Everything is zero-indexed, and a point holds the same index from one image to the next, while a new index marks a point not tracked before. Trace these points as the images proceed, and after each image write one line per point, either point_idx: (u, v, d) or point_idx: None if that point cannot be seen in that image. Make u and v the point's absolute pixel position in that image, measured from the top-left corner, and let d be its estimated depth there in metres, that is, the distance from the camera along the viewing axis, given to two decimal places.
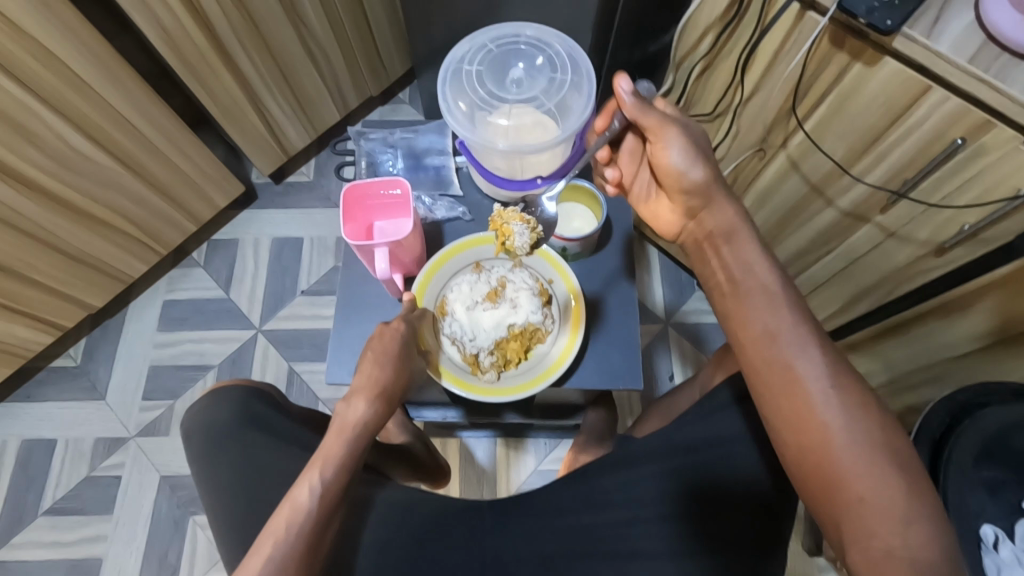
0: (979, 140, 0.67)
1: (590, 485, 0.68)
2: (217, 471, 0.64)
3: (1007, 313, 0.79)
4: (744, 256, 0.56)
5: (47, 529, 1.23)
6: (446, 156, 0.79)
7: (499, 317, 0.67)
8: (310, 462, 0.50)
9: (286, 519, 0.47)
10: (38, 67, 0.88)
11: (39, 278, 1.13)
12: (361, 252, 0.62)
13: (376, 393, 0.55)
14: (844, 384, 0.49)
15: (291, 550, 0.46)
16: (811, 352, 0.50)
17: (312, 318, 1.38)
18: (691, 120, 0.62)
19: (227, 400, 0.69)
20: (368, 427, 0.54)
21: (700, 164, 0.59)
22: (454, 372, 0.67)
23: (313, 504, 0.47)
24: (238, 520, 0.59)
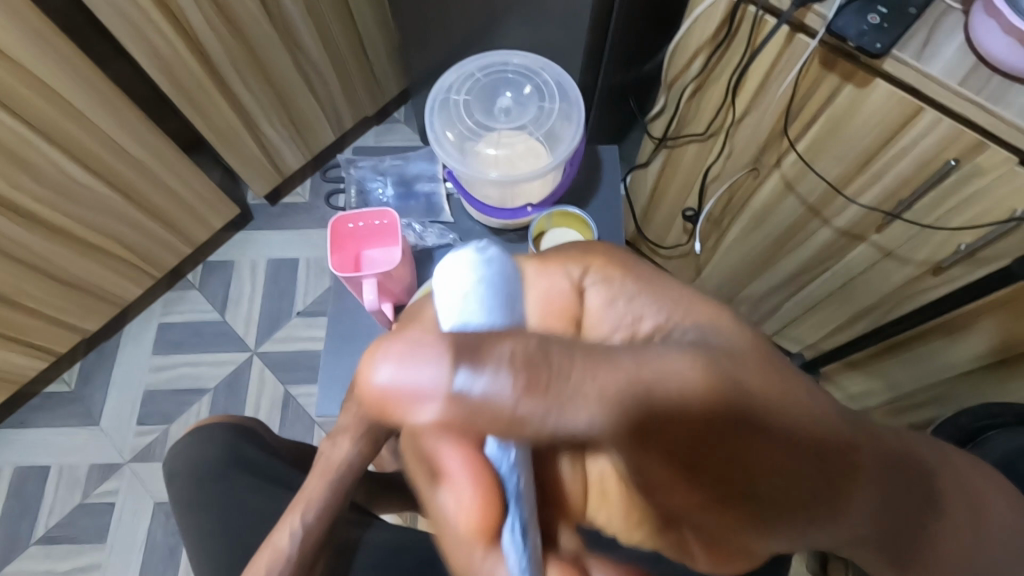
0: (973, 161, 0.66)
1: None
2: (199, 513, 0.62)
3: (1009, 333, 0.80)
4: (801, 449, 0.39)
5: (40, 558, 1.21)
6: (436, 182, 0.77)
7: None
8: (293, 503, 0.51)
9: (267, 563, 0.49)
10: (33, 97, 0.88)
11: (33, 304, 1.12)
12: (349, 284, 0.62)
13: (361, 435, 0.52)
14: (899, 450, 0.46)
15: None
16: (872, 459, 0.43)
17: (308, 339, 1.37)
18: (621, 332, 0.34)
19: (212, 438, 0.69)
20: (354, 467, 0.53)
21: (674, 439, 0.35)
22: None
23: (292, 548, 0.50)
24: (222, 564, 0.57)
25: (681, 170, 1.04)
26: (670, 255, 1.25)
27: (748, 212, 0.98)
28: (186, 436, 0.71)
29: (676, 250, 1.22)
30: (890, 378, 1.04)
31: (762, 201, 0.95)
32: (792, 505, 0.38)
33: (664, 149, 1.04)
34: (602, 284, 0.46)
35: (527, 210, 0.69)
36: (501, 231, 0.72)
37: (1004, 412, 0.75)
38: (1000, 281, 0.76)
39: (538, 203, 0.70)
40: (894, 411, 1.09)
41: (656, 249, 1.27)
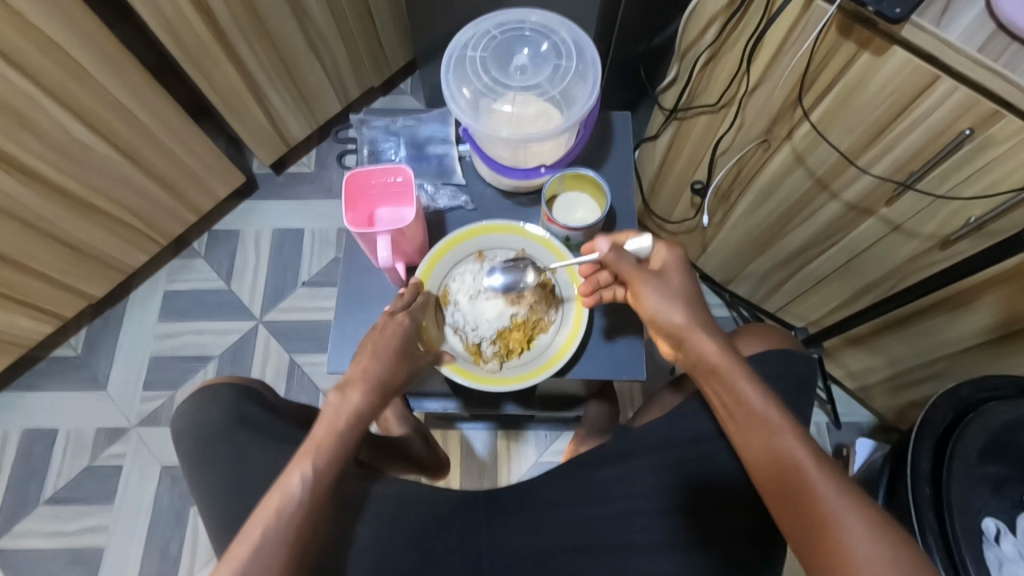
0: (987, 132, 0.66)
1: (591, 477, 0.67)
2: (205, 474, 0.63)
3: (1010, 309, 0.81)
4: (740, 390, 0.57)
5: (48, 519, 1.22)
6: (450, 144, 0.76)
7: (502, 307, 0.68)
8: (302, 451, 0.51)
9: (276, 506, 0.48)
10: (37, 55, 0.87)
11: (39, 267, 1.12)
12: (363, 240, 0.62)
13: (369, 388, 0.55)
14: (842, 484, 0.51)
15: (283, 537, 0.47)
16: (834, 485, 0.51)
17: (312, 309, 1.38)
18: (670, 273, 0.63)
19: (214, 402, 0.69)
20: (362, 418, 0.54)
21: (678, 307, 0.61)
22: (456, 361, 0.66)
23: (303, 493, 0.49)
24: (229, 514, 0.59)
25: (691, 142, 1.03)
26: (676, 231, 1.26)
27: (756, 185, 0.99)
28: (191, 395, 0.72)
29: (682, 225, 1.22)
30: (890, 354, 1.05)
31: (769, 175, 0.95)
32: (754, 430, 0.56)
33: (674, 121, 1.04)
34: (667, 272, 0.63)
35: (541, 170, 0.70)
36: (513, 194, 0.75)
37: (1005, 384, 0.76)
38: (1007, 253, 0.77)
39: (552, 164, 0.70)
40: (894, 388, 1.11)
41: (662, 224, 1.28)
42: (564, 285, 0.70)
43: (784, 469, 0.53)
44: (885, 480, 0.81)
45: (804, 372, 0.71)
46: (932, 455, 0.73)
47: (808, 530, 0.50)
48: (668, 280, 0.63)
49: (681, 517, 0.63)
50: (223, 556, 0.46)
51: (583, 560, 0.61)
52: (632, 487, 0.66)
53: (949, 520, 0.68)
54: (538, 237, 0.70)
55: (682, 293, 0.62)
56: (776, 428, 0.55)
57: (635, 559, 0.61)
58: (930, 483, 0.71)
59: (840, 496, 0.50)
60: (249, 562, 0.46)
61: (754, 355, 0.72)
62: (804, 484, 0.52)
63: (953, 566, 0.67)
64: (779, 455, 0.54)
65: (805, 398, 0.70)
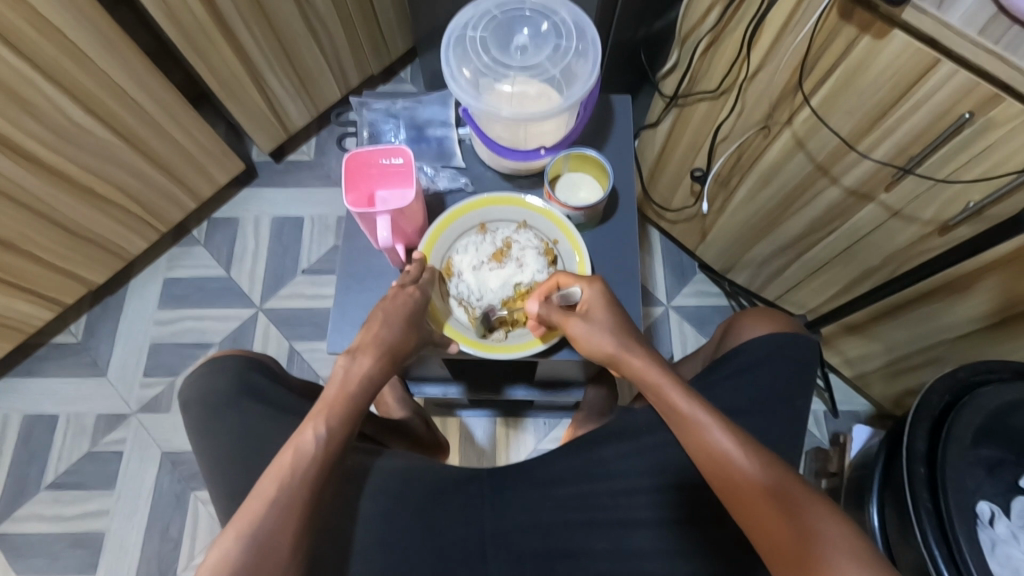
0: (987, 115, 0.67)
1: (590, 456, 0.70)
2: (218, 441, 0.64)
3: (1009, 293, 0.81)
4: (680, 406, 0.55)
5: (49, 503, 1.23)
6: (449, 127, 0.77)
7: (506, 276, 0.67)
8: (314, 410, 0.51)
9: (290, 462, 0.47)
10: (37, 37, 0.87)
11: (39, 252, 1.12)
12: (363, 220, 0.62)
13: (380, 353, 0.56)
14: (789, 485, 0.49)
15: (298, 493, 0.46)
16: (783, 488, 0.49)
17: (312, 296, 1.38)
18: (597, 302, 0.61)
19: (225, 371, 0.69)
20: (373, 381, 0.55)
21: (609, 335, 0.60)
22: (460, 330, 0.66)
23: (319, 449, 0.48)
24: (234, 483, 0.60)
25: (691, 128, 1.03)
26: (676, 219, 1.26)
27: (756, 172, 0.99)
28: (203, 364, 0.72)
29: (682, 213, 1.23)
30: (888, 341, 1.06)
31: (770, 161, 0.95)
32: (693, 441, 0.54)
33: (675, 107, 1.04)
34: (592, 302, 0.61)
35: (541, 152, 0.69)
36: (512, 175, 0.75)
37: (1002, 367, 0.76)
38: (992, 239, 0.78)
39: (552, 146, 0.70)
40: (892, 375, 1.12)
41: (662, 213, 1.28)
42: (566, 257, 0.69)
43: (740, 486, 0.50)
44: (881, 464, 0.82)
45: (804, 352, 0.71)
46: (928, 437, 0.73)
47: (773, 545, 0.47)
48: (593, 310, 0.61)
49: (681, 495, 0.64)
50: (237, 514, 0.45)
51: (584, 534, 0.63)
52: (633, 465, 0.67)
53: (944, 501, 0.69)
54: (539, 208, 0.70)
55: (608, 320, 0.60)
56: (726, 446, 0.52)
57: (634, 534, 0.63)
58: (925, 465, 0.72)
59: (793, 502, 0.47)
60: (265, 515, 0.45)
61: (753, 338, 0.73)
62: (765, 499, 0.48)
63: (947, 546, 0.67)
64: (720, 467, 0.51)
65: (806, 379, 0.70)
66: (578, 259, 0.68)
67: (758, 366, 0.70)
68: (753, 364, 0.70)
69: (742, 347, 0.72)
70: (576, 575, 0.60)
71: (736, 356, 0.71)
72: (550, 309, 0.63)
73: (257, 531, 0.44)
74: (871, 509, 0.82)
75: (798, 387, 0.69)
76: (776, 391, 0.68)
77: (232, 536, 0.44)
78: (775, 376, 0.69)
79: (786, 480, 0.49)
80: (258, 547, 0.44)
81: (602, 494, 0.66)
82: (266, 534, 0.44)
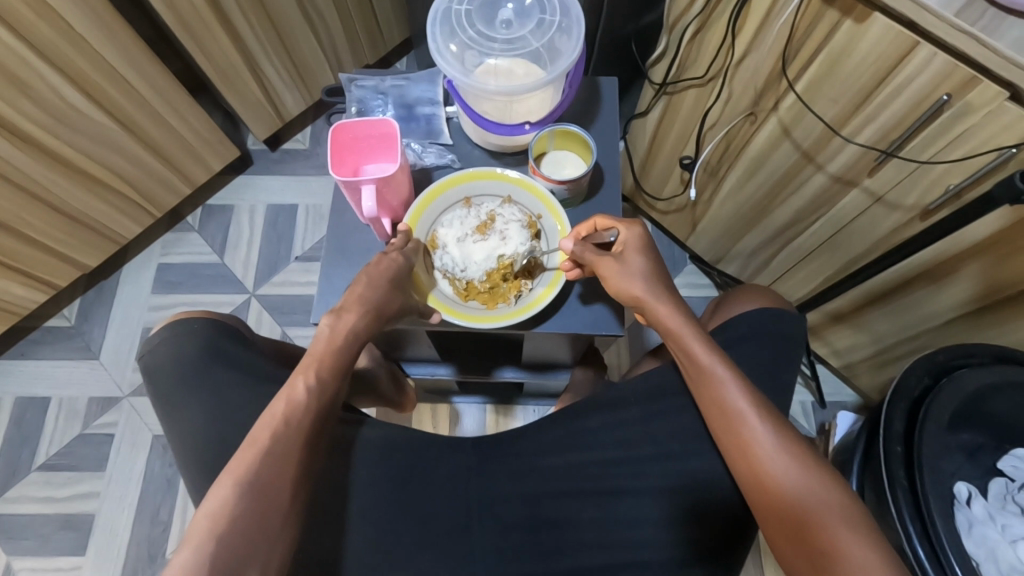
0: (965, 98, 0.68)
1: (575, 426, 0.70)
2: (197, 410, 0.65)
3: (990, 277, 0.82)
4: (700, 358, 0.60)
5: (40, 485, 1.23)
6: (437, 106, 0.77)
7: (489, 248, 0.67)
8: (301, 365, 0.53)
9: (282, 412, 0.49)
10: (35, 18, 0.88)
11: (34, 234, 1.13)
12: (348, 189, 0.63)
13: (364, 310, 0.57)
14: (790, 443, 0.55)
15: (290, 439, 0.48)
16: (782, 444, 0.55)
17: (306, 284, 1.39)
18: (633, 247, 0.64)
19: (189, 338, 0.69)
20: (358, 336, 0.57)
21: (642, 281, 0.63)
22: (443, 300, 0.67)
23: (308, 399, 0.50)
24: (205, 457, 0.63)
25: (680, 117, 1.04)
26: (667, 209, 1.27)
27: (744, 159, 1.00)
28: (160, 331, 0.70)
29: (673, 203, 1.24)
30: (873, 329, 1.07)
31: (758, 148, 0.96)
32: (713, 391, 0.59)
33: (665, 95, 1.05)
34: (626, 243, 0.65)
35: (525, 128, 0.70)
36: (499, 154, 0.76)
37: (982, 352, 0.77)
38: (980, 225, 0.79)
39: (537, 121, 0.70)
40: (878, 363, 1.13)
41: (653, 203, 1.29)
42: (549, 232, 0.70)
43: (772, 481, 0.54)
44: (861, 447, 0.83)
45: (787, 328, 0.72)
46: (905, 416, 0.74)
47: (765, 491, 0.54)
48: (628, 253, 0.64)
49: (667, 464, 0.65)
50: (231, 460, 0.46)
51: (572, 504, 0.65)
52: (619, 434, 0.69)
53: (919, 478, 0.70)
54: (519, 181, 0.71)
55: (642, 264, 0.64)
56: (764, 442, 0.55)
57: (621, 502, 0.65)
58: (902, 443, 0.73)
59: (790, 456, 0.54)
60: (259, 461, 0.46)
61: (741, 314, 0.73)
62: (765, 454, 0.55)
63: (921, 521, 0.69)
64: (732, 419, 0.58)
65: (789, 356, 0.71)
66: (561, 231, 0.69)
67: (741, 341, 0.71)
68: (739, 338, 0.71)
69: (728, 324, 0.73)
70: (561, 542, 0.63)
71: (724, 331, 0.72)
72: (589, 249, 0.64)
73: (255, 478, 0.45)
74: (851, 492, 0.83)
75: (782, 363, 0.70)
76: (754, 360, 0.69)
77: (227, 484, 0.45)
78: (759, 350, 0.70)
79: (788, 438, 0.55)
80: (255, 491, 0.45)
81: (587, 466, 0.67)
82: (262, 479, 0.46)
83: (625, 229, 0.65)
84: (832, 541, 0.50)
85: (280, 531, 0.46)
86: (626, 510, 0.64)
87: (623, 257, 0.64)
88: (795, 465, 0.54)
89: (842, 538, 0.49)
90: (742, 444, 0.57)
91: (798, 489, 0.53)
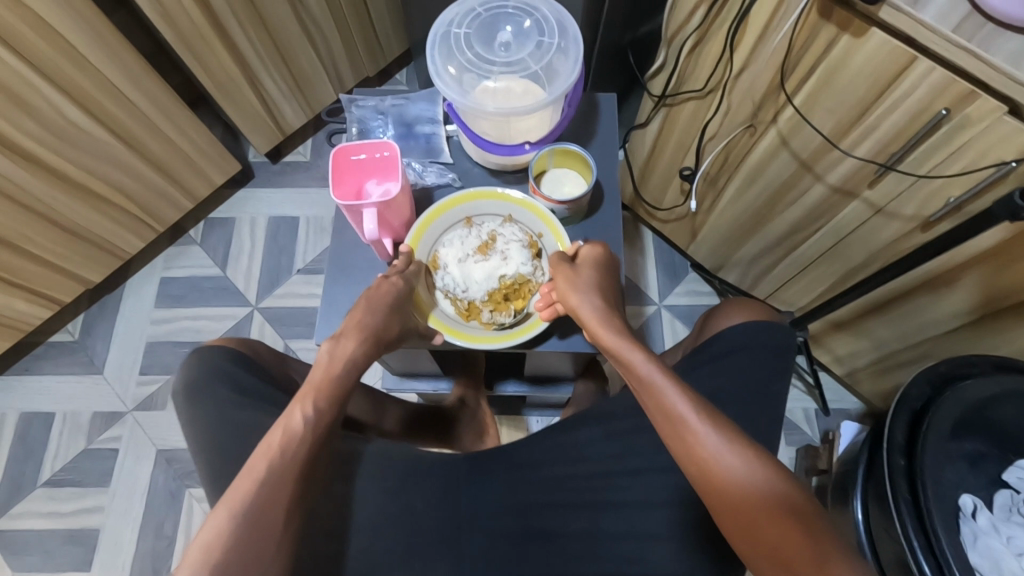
0: (964, 111, 0.68)
1: (569, 438, 0.73)
2: (207, 412, 0.64)
3: (991, 287, 0.82)
4: (640, 365, 0.55)
5: (45, 500, 1.24)
6: (437, 124, 0.78)
7: (491, 268, 0.68)
8: (300, 392, 0.52)
9: (280, 441, 0.48)
10: (36, 38, 0.88)
11: (36, 251, 1.13)
12: (349, 212, 0.63)
13: (364, 336, 0.58)
14: (740, 443, 0.48)
15: (289, 470, 0.47)
16: (732, 442, 0.48)
17: (307, 296, 1.39)
18: (592, 263, 0.66)
19: (210, 356, 0.71)
20: (356, 364, 0.56)
21: (596, 294, 0.63)
22: (444, 320, 0.67)
23: (306, 427, 0.49)
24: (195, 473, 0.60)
25: (679, 127, 1.04)
26: (668, 218, 1.27)
27: (743, 170, 1.00)
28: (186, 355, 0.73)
29: (673, 212, 1.24)
30: (874, 337, 1.07)
31: (757, 158, 0.96)
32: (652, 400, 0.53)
33: (663, 107, 1.05)
34: (590, 256, 0.66)
35: (525, 147, 0.71)
36: (500, 172, 0.76)
37: (982, 360, 0.77)
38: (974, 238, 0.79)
39: (536, 141, 0.72)
40: (880, 371, 1.13)
41: (654, 212, 1.29)
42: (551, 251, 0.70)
43: (733, 492, 0.46)
44: (866, 458, 0.83)
45: (784, 340, 0.72)
46: (907, 427, 0.74)
47: (727, 505, 0.47)
48: (584, 267, 0.65)
49: (655, 478, 0.67)
50: (227, 490, 0.45)
51: (561, 516, 0.65)
52: (611, 450, 0.71)
53: (922, 490, 0.70)
54: (520, 201, 0.71)
55: (593, 278, 0.64)
56: (712, 446, 0.48)
57: (610, 515, 0.65)
58: (903, 455, 0.72)
59: (745, 458, 0.47)
60: (255, 491, 0.45)
61: (735, 326, 0.74)
62: (718, 461, 0.47)
63: (926, 535, 0.68)
64: (674, 430, 0.50)
65: (783, 364, 0.71)
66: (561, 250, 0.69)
67: (732, 354, 0.71)
68: (731, 350, 0.71)
69: (720, 335, 0.73)
70: (554, 557, 0.61)
71: (715, 343, 0.73)
72: (555, 262, 0.66)
73: (249, 507, 0.44)
74: (855, 503, 0.82)
75: (777, 374, 0.70)
76: (749, 372, 0.69)
77: (222, 513, 0.44)
78: (757, 361, 0.70)
79: (735, 435, 0.49)
80: (249, 523, 0.44)
81: (580, 479, 0.69)
82: (255, 506, 0.45)
83: (585, 247, 0.67)
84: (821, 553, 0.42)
85: (275, 558, 0.45)
86: (610, 523, 0.65)
87: (580, 269, 0.65)
88: (749, 466, 0.47)
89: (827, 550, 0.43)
90: (693, 456, 0.49)
91: (768, 498, 0.45)
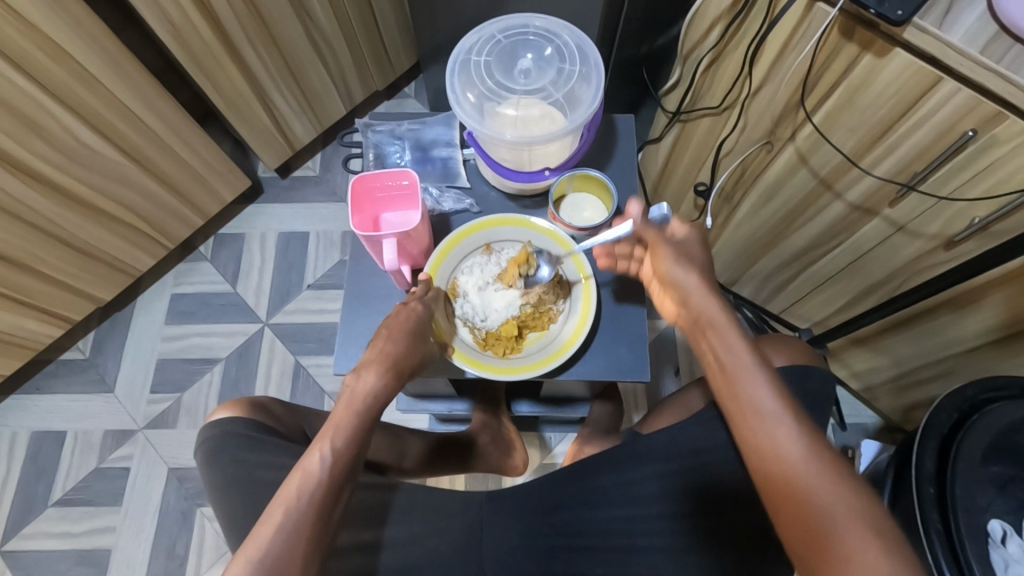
0: (991, 132, 0.67)
1: (592, 485, 0.72)
2: (232, 499, 0.63)
3: (1015, 308, 0.81)
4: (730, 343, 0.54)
5: (56, 520, 1.23)
6: (454, 148, 0.79)
7: (511, 297, 0.69)
8: (321, 432, 0.51)
9: (299, 484, 0.48)
10: (46, 60, 0.88)
11: (48, 270, 1.13)
12: (370, 243, 0.63)
13: (384, 368, 0.55)
14: (822, 456, 0.48)
15: (306, 516, 0.47)
16: (816, 458, 0.48)
17: (318, 312, 1.38)
18: (697, 242, 0.63)
19: (221, 455, 0.66)
20: (378, 400, 0.54)
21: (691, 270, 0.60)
22: (467, 352, 0.67)
23: (324, 471, 0.49)
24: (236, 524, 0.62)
25: (694, 143, 1.04)
26: None
27: (759, 186, 0.99)
28: (199, 455, 0.69)
29: None
30: (894, 354, 1.05)
31: (773, 176, 0.95)
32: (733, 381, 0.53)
33: (678, 123, 1.04)
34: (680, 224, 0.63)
35: (545, 173, 0.72)
36: (518, 197, 0.77)
37: (1010, 385, 0.76)
38: (1000, 260, 0.77)
39: (556, 167, 0.72)
40: (900, 388, 1.11)
41: None
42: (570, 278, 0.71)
43: (771, 443, 0.49)
44: (890, 480, 0.82)
45: (823, 390, 0.72)
46: (936, 455, 0.73)
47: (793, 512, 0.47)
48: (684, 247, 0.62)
49: (678, 521, 0.67)
50: (249, 536, 0.46)
51: (585, 564, 0.67)
52: (641, 494, 0.70)
53: (954, 522, 0.68)
54: (544, 230, 0.72)
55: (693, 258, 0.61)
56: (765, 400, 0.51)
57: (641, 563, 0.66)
58: (934, 484, 0.71)
59: (828, 479, 0.47)
60: (273, 539, 0.46)
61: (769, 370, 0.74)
62: (792, 470, 0.48)
63: (957, 567, 0.67)
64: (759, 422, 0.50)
65: (820, 413, 0.71)
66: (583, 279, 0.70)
67: None
68: None
69: None
70: None
71: None
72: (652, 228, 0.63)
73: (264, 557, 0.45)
74: None
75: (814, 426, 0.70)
76: None
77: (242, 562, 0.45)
78: None
79: (816, 452, 0.48)
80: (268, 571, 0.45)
81: (601, 525, 0.69)
82: (273, 556, 0.45)
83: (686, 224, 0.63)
84: (837, 532, 0.45)
85: None
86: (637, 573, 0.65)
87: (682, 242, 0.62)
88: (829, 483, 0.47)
89: (838, 514, 0.45)
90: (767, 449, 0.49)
91: (803, 464, 0.48)
